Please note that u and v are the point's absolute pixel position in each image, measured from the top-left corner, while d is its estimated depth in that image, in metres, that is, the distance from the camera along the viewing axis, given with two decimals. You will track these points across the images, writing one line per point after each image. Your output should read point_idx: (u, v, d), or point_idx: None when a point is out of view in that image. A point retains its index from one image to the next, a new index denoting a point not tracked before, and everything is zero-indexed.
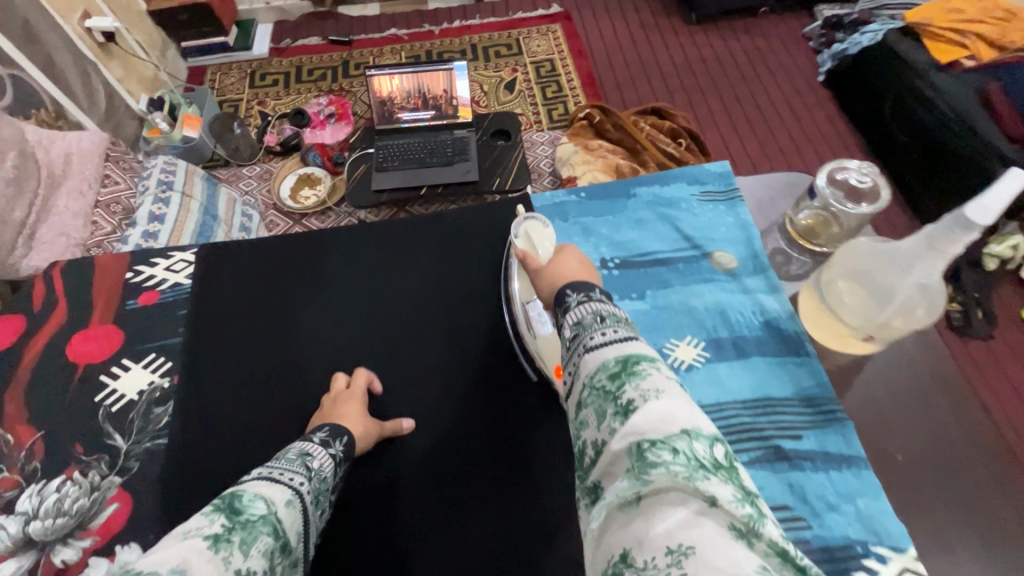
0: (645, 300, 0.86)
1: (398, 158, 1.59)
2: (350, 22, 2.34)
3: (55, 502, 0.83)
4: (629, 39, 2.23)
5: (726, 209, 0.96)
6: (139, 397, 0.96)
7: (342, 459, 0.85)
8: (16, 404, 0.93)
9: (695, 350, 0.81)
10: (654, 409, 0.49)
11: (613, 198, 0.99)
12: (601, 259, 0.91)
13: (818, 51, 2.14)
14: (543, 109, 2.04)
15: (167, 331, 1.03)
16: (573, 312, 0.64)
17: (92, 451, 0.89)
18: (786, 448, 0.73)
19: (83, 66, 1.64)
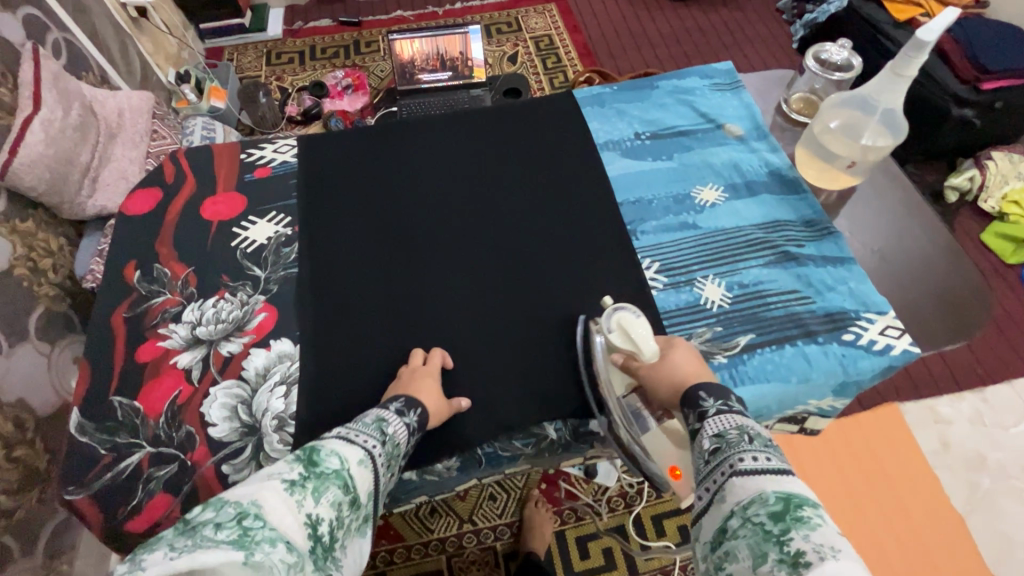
0: (672, 160, 0.98)
1: (421, 115, 1.74)
2: (357, 6, 2.49)
3: (214, 313, 0.85)
4: (619, 15, 2.42)
5: (734, 95, 1.06)
6: (268, 241, 0.92)
7: (416, 429, 0.73)
8: (165, 247, 0.92)
9: (716, 193, 0.93)
10: (830, 570, 0.46)
11: (638, 89, 1.09)
12: (636, 133, 1.02)
13: (791, 22, 2.35)
14: (545, 78, 2.21)
15: (284, 194, 0.97)
16: (712, 426, 0.62)
17: (237, 279, 0.89)
18: (793, 253, 0.86)
19: (121, 37, 1.76)
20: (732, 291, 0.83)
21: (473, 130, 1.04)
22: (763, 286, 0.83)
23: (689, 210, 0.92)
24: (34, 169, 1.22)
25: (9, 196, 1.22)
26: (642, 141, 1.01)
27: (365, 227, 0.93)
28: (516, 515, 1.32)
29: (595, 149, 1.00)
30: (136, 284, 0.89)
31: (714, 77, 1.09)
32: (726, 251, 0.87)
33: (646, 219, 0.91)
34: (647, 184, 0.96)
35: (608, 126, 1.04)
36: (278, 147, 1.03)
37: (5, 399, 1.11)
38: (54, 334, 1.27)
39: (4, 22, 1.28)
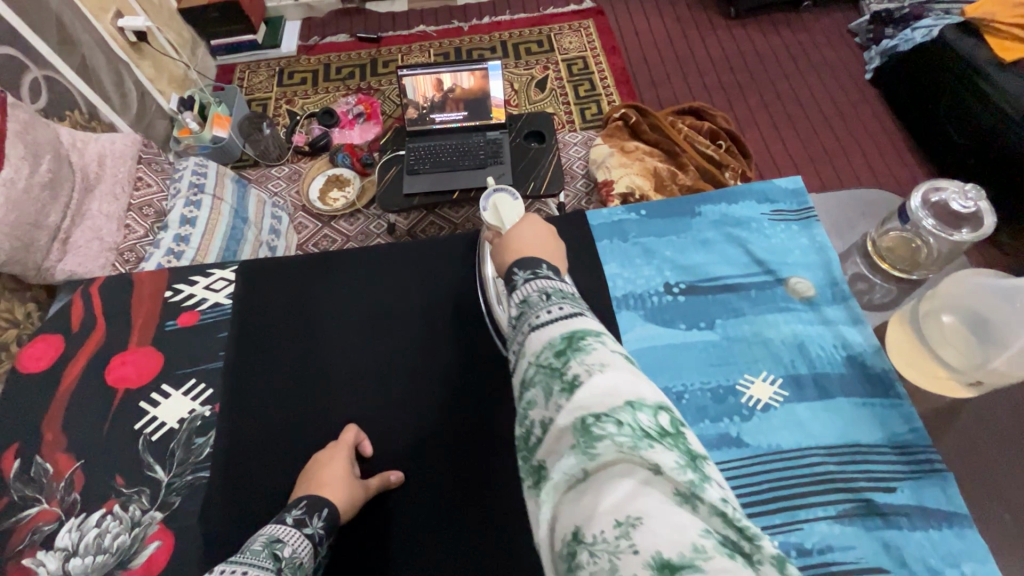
0: (715, 331, 0.77)
1: (431, 161, 1.55)
2: (378, 19, 2.30)
3: (94, 538, 0.73)
4: (664, 35, 2.15)
5: (801, 229, 0.86)
6: (180, 425, 0.82)
7: (324, 536, 0.69)
8: (52, 430, 0.82)
9: (772, 388, 0.72)
10: (598, 382, 0.45)
11: (675, 216, 0.90)
12: (666, 285, 0.82)
13: (866, 47, 2.03)
14: (576, 108, 1.98)
15: (211, 353, 0.88)
16: (518, 291, 0.58)
17: (133, 483, 0.77)
18: (878, 502, 0.64)
19: (116, 65, 1.64)
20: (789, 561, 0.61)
21: (431, 265, 0.97)
22: (832, 555, 0.61)
23: (732, 415, 0.70)
24: None
25: None
26: (675, 297, 0.81)
27: (314, 370, 0.86)
28: None
29: (610, 308, 0.81)
30: (9, 484, 0.78)
31: (776, 203, 0.89)
32: (779, 493, 0.65)
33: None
34: (677, 368, 0.75)
35: (630, 271, 0.84)
36: (212, 282, 0.95)
37: None
38: None
39: None
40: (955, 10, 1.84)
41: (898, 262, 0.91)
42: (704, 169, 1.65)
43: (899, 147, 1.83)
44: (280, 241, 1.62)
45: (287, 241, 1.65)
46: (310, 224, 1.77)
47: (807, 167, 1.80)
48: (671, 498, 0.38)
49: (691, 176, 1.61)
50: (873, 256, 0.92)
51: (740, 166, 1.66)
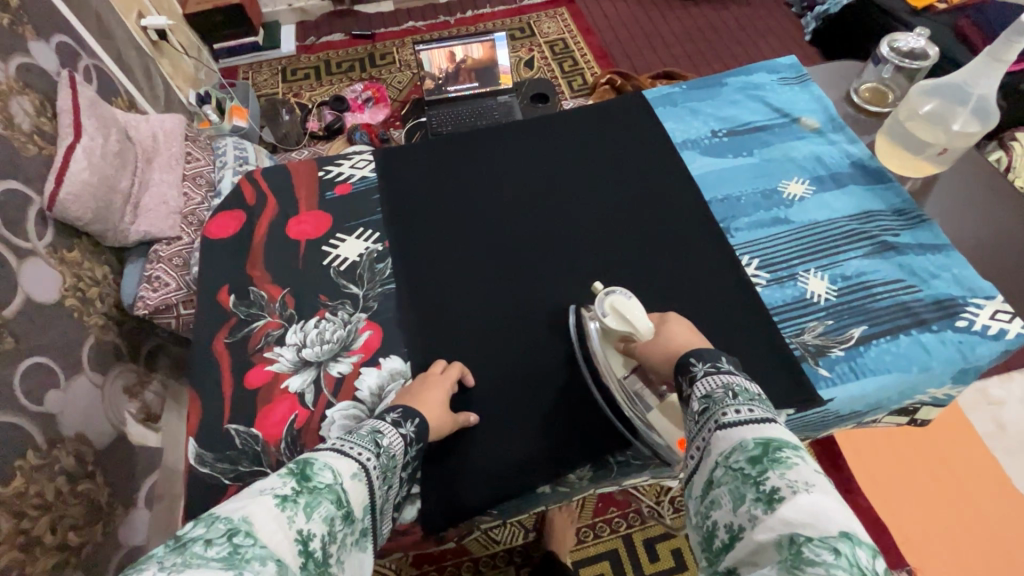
0: (753, 156, 0.96)
1: (451, 124, 1.74)
2: (368, 19, 2.49)
3: (318, 334, 0.84)
4: (631, 15, 2.43)
5: (810, 86, 1.04)
6: (361, 258, 0.91)
7: (416, 439, 0.70)
8: (256, 269, 0.90)
9: (803, 186, 0.91)
10: (803, 503, 0.49)
11: (708, 86, 1.07)
12: (713, 131, 1.00)
13: (802, 15, 2.37)
14: (564, 81, 2.21)
15: (370, 209, 0.96)
16: (700, 386, 0.64)
17: (335, 297, 0.87)
18: (891, 242, 0.84)
19: (144, 61, 1.74)
20: (836, 284, 0.81)
21: (555, 136, 1.03)
22: (867, 278, 0.81)
23: (779, 205, 0.89)
24: (79, 199, 1.20)
25: (56, 227, 1.20)
26: (720, 138, 0.99)
27: (455, 228, 0.93)
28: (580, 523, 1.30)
29: (675, 149, 0.98)
30: (233, 309, 0.87)
31: (780, 72, 1.08)
32: (822, 244, 0.85)
33: (737, 216, 0.89)
34: (732, 181, 0.93)
35: (683, 124, 1.02)
36: (356, 162, 1.02)
37: (66, 433, 1.09)
38: (105, 364, 1.25)
39: (39, 50, 1.27)
40: None
41: (874, 105, 1.14)
42: None
43: None
44: None
45: None
46: None
47: None
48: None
49: None
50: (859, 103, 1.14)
51: None
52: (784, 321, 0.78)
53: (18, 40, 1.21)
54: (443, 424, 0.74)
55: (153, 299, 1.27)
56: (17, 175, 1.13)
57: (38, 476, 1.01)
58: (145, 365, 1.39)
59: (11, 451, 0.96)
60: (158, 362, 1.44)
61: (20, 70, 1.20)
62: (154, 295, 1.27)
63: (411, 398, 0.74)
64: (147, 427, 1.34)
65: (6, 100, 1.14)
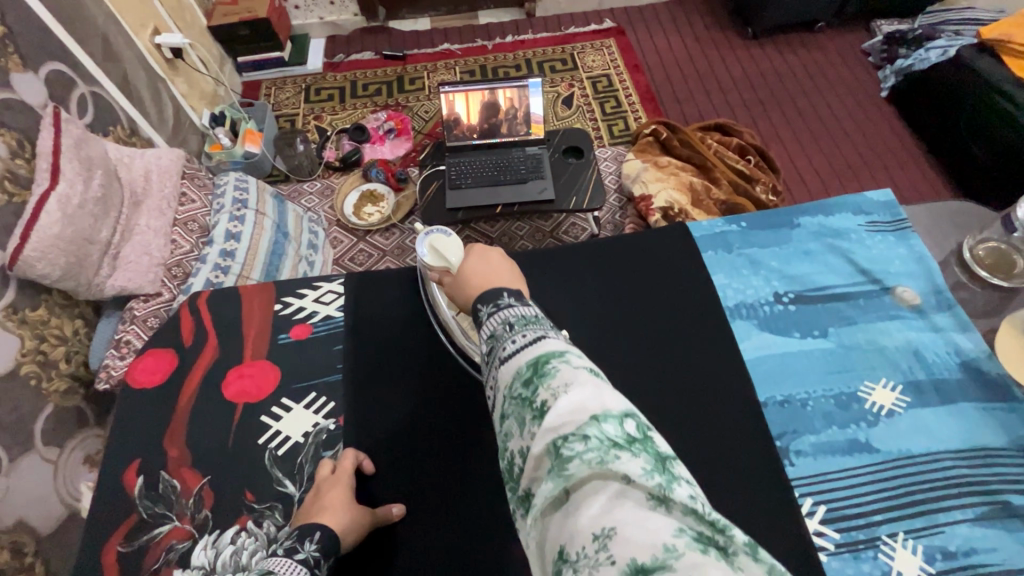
0: (830, 339, 0.80)
1: (472, 176, 1.57)
2: (402, 37, 2.34)
3: (232, 556, 0.67)
4: (685, 53, 2.21)
5: (897, 242, 0.89)
6: (305, 439, 0.76)
7: (319, 562, 0.62)
8: (174, 446, 0.76)
9: (895, 394, 0.75)
10: (565, 404, 0.46)
11: (776, 228, 0.91)
12: (777, 295, 0.84)
13: (880, 66, 2.10)
14: (604, 124, 2.01)
15: (327, 367, 0.83)
16: (483, 326, 0.59)
17: (264, 498, 0.72)
18: (1013, 504, 0.67)
19: (153, 81, 1.63)
20: (936, 563, 0.64)
21: (575, 267, 0.87)
22: (976, 557, 0.64)
23: (859, 420, 0.73)
24: (47, 255, 1.08)
25: (20, 284, 1.09)
26: (786, 307, 0.83)
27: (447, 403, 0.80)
28: None
29: (725, 317, 0.82)
30: (136, 501, 0.72)
31: (870, 215, 0.92)
32: (915, 492, 0.68)
33: (803, 430, 0.72)
34: (800, 376, 0.77)
35: (739, 283, 0.86)
36: (321, 295, 0.90)
37: (1, 526, 0.98)
38: (62, 435, 1.14)
39: (24, 82, 1.16)
40: (967, 31, 1.92)
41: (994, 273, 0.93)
42: (737, 185, 1.69)
43: (921, 162, 1.88)
44: (318, 256, 1.60)
45: (325, 255, 1.64)
46: (345, 238, 1.76)
47: (832, 180, 1.85)
48: (646, 504, 0.40)
49: (725, 190, 1.64)
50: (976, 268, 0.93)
51: (770, 180, 1.71)
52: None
53: None
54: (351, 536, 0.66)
55: (117, 371, 1.14)
56: None
57: None
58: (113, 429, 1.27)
59: None
60: None
61: None
62: (119, 365, 1.14)
63: (309, 516, 0.66)
64: None
65: None
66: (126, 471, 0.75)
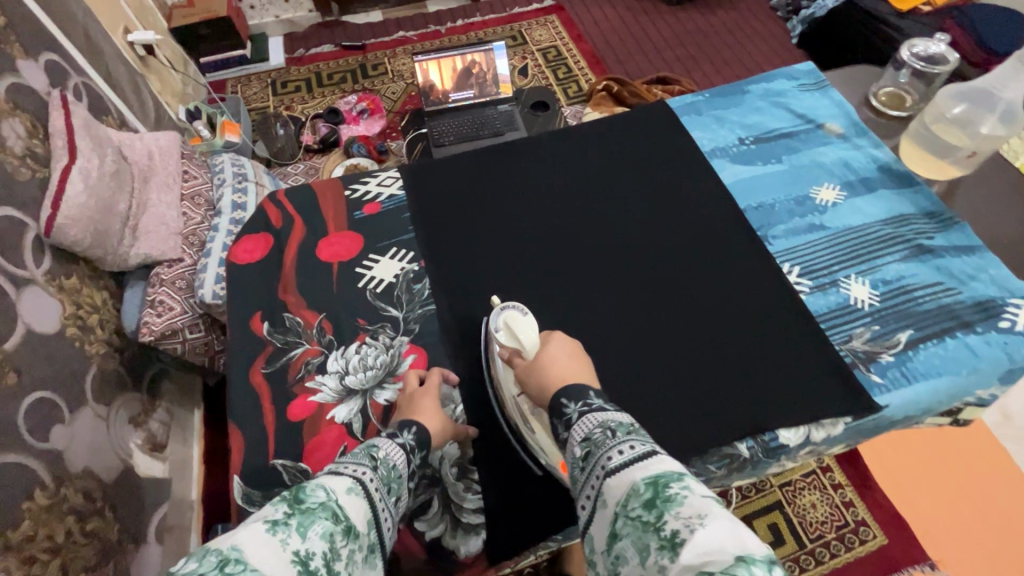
0: (782, 163, 0.96)
1: (453, 135, 1.73)
2: (358, 29, 2.46)
3: (360, 360, 0.80)
4: (621, 21, 2.45)
5: (827, 92, 1.06)
6: (397, 279, 0.87)
7: (414, 451, 0.69)
8: (290, 294, 0.86)
9: (835, 191, 0.92)
10: (702, 540, 0.46)
11: (730, 94, 1.07)
12: (740, 138, 1.00)
13: (787, 19, 2.41)
14: (559, 88, 2.21)
15: (402, 228, 0.92)
16: (579, 430, 0.62)
17: (374, 321, 0.84)
18: (927, 245, 0.85)
19: (132, 77, 1.69)
20: (878, 289, 0.81)
21: (582, 144, 1.01)
22: (908, 282, 0.82)
23: (812, 211, 0.90)
24: (77, 223, 1.15)
25: (53, 253, 1.15)
26: (748, 145, 0.99)
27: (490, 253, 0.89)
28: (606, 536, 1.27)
29: (704, 158, 0.98)
30: (268, 337, 0.82)
31: (799, 78, 1.09)
32: (859, 250, 0.85)
33: (773, 224, 0.89)
34: (762, 189, 0.93)
35: (708, 132, 1.01)
36: (382, 180, 0.98)
37: (73, 470, 1.04)
38: (108, 394, 1.20)
39: (28, 69, 1.22)
40: None
41: (895, 109, 1.16)
42: None
43: None
44: None
45: None
46: None
47: None
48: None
49: None
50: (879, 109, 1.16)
51: None
52: (831, 329, 0.78)
53: (6, 59, 1.16)
54: (440, 419, 0.74)
55: (158, 324, 1.22)
56: (12, 201, 1.07)
57: (47, 517, 0.95)
58: (148, 392, 1.33)
59: (19, 493, 0.91)
60: (161, 389, 1.38)
61: (11, 91, 1.15)
62: (159, 320, 1.23)
63: (406, 409, 0.73)
64: (153, 457, 1.28)
65: None
66: None
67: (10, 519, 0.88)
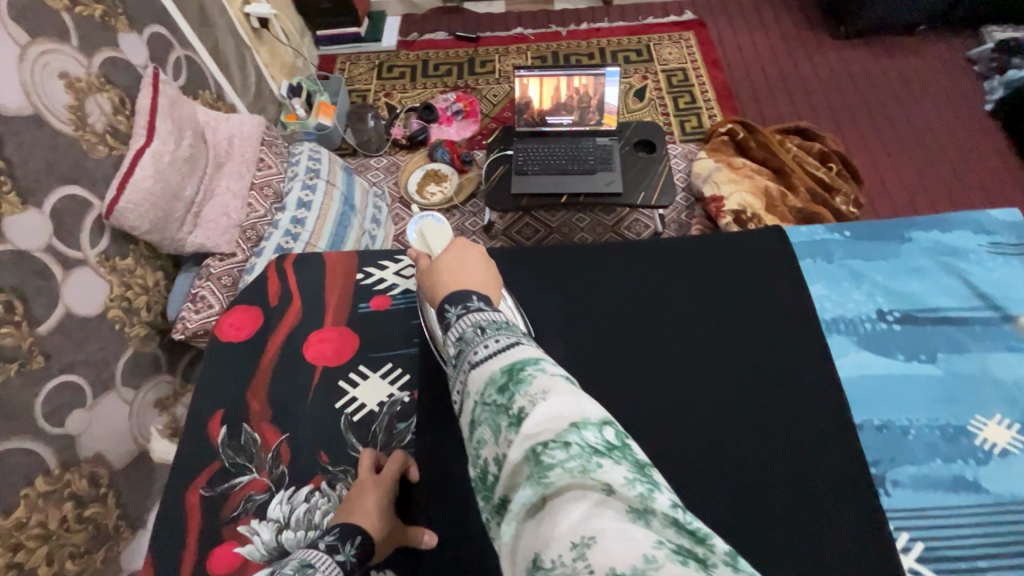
0: (938, 364, 0.80)
1: (540, 163, 1.55)
2: (476, 19, 2.33)
3: (305, 513, 0.71)
4: (768, 51, 2.10)
5: (1020, 264, 0.89)
6: (380, 408, 0.79)
7: (353, 569, 0.60)
8: (260, 399, 0.81)
9: (1009, 432, 0.73)
10: (544, 411, 0.45)
11: (885, 243, 0.93)
12: (880, 312, 0.85)
13: (987, 77, 1.93)
14: (676, 120, 1.95)
15: (403, 341, 0.84)
16: (453, 330, 0.56)
17: (339, 462, 0.74)
18: None
19: (241, 49, 1.69)
20: None
21: (670, 270, 0.92)
22: None
23: (967, 457, 0.72)
24: (139, 208, 1.15)
25: (113, 233, 1.16)
26: (892, 326, 0.84)
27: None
28: None
29: (826, 332, 0.84)
30: (219, 450, 0.77)
31: (992, 238, 0.92)
32: None
33: (904, 460, 0.73)
34: (904, 401, 0.77)
35: (838, 295, 0.87)
36: (401, 269, 0.91)
37: (83, 456, 1.05)
38: (139, 378, 1.21)
39: (129, 42, 1.22)
40: None
41: None
42: (814, 193, 1.60)
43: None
44: (380, 231, 1.60)
45: (386, 232, 1.63)
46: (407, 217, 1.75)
47: (921, 196, 1.72)
48: (625, 516, 0.38)
49: (802, 199, 1.56)
50: None
51: (851, 190, 1.61)
52: None
53: (107, 32, 1.16)
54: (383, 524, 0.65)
55: (193, 322, 1.20)
56: (80, 180, 1.08)
57: (43, 505, 0.97)
58: (182, 376, 1.35)
59: (21, 479, 0.93)
60: (196, 373, 1.40)
61: (105, 66, 1.15)
62: (195, 318, 1.20)
63: (349, 513, 0.65)
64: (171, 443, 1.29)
65: (83, 99, 1.09)
66: (210, 422, 0.79)
67: (4, 506, 0.90)
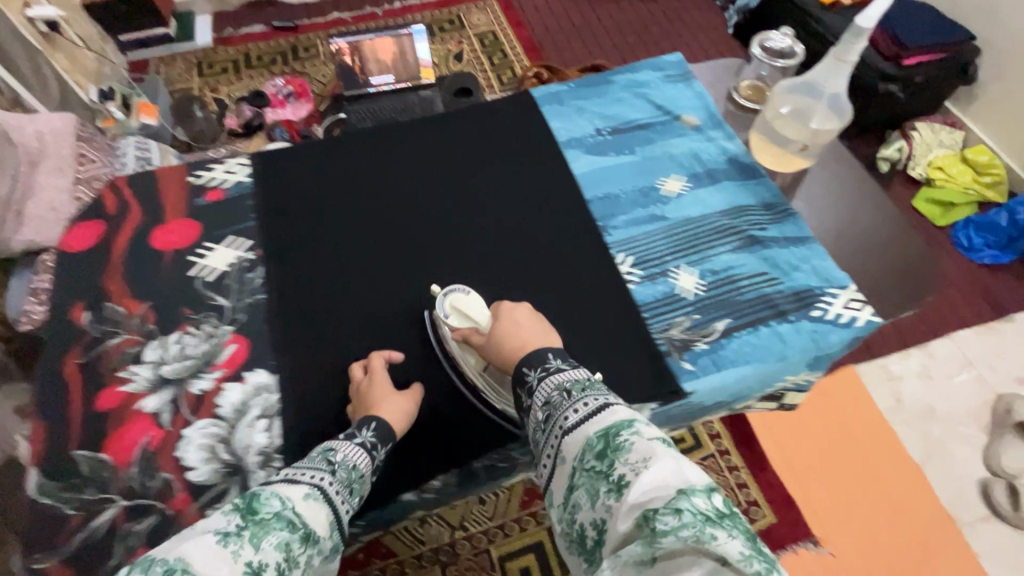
0: (634, 153, 0.98)
1: (372, 120, 1.69)
2: (291, 9, 2.39)
3: (178, 349, 0.80)
4: (560, 7, 2.43)
5: (687, 83, 1.08)
6: (230, 267, 0.87)
7: (376, 446, 0.70)
8: (116, 283, 0.86)
9: (680, 183, 0.94)
10: (646, 479, 0.53)
11: (594, 85, 1.08)
12: (596, 129, 1.01)
13: (725, 8, 2.43)
14: (493, 75, 2.20)
15: (241, 215, 0.92)
16: (538, 393, 0.68)
17: (201, 310, 0.84)
18: (759, 237, 0.88)
19: (32, 54, 1.62)
20: (705, 279, 0.84)
21: (437, 129, 1.01)
22: (734, 272, 0.84)
23: (655, 202, 0.91)
24: None
25: None
26: (604, 136, 1.00)
27: (348, 248, 0.88)
28: (518, 512, 1.34)
29: (557, 149, 0.98)
30: (87, 326, 0.82)
31: (665, 69, 1.10)
32: (695, 240, 0.87)
33: (614, 214, 0.90)
34: (610, 179, 0.95)
35: (565, 122, 1.02)
36: (230, 166, 0.98)
37: None
38: None
39: None
40: None
41: (753, 100, 1.17)
42: None
43: None
44: None
45: None
46: None
47: None
48: None
49: None
50: (739, 100, 1.18)
51: None
52: (652, 318, 0.80)
53: None
54: (405, 420, 0.74)
55: (40, 312, 1.19)
56: None
57: None
58: None
59: None
60: None
61: None
62: (42, 308, 1.20)
63: (366, 406, 0.72)
64: None
65: None
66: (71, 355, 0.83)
67: None
